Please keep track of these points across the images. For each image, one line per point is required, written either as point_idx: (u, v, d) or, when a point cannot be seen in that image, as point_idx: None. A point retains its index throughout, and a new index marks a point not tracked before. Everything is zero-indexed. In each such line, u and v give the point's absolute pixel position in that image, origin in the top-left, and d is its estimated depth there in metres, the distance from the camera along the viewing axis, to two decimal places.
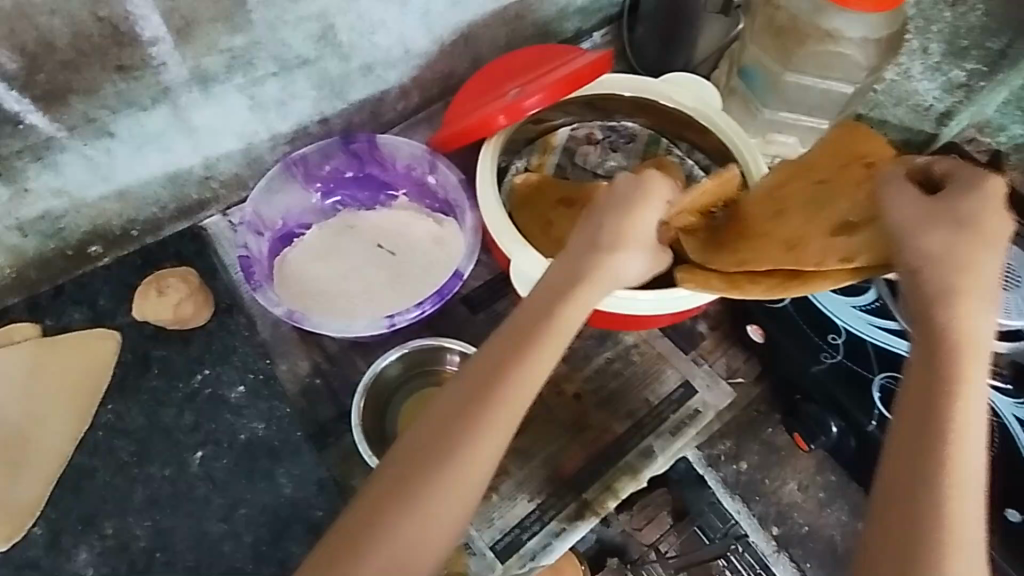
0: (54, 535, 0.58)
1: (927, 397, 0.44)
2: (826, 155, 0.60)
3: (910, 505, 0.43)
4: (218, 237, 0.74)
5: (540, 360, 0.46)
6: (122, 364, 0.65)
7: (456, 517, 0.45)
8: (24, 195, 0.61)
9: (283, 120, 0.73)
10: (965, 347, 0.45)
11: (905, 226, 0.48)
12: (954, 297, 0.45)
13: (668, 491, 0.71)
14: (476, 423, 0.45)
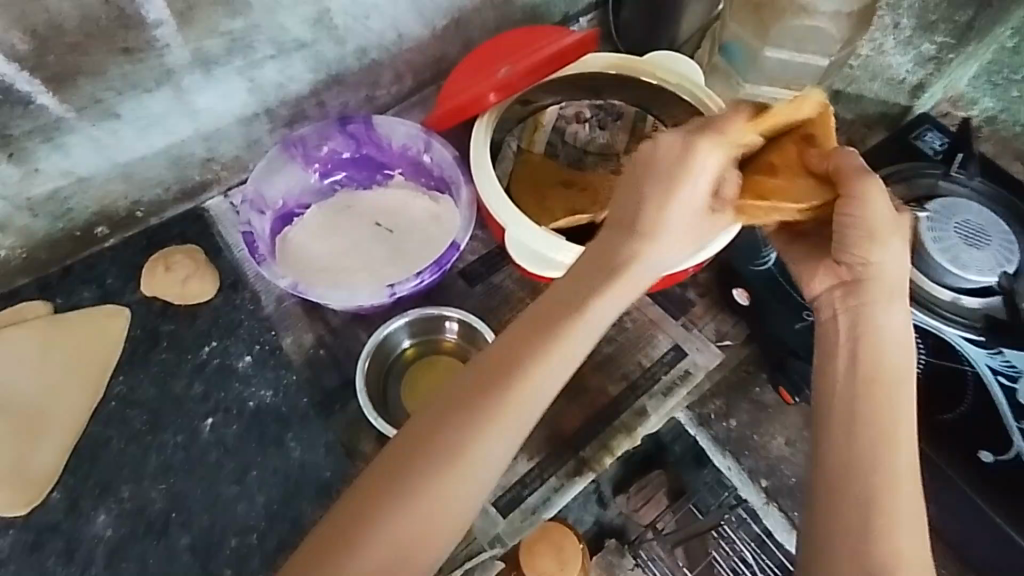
0: (72, 501, 0.60)
1: (851, 388, 0.50)
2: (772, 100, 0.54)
3: (853, 487, 0.48)
4: (219, 217, 0.76)
5: (557, 355, 0.48)
6: (133, 339, 0.68)
7: (461, 498, 0.47)
8: (34, 176, 0.63)
9: (282, 103, 0.75)
10: (887, 343, 0.51)
11: (854, 224, 0.51)
12: (881, 300, 0.52)
13: (664, 470, 0.77)
14: (482, 428, 0.47)
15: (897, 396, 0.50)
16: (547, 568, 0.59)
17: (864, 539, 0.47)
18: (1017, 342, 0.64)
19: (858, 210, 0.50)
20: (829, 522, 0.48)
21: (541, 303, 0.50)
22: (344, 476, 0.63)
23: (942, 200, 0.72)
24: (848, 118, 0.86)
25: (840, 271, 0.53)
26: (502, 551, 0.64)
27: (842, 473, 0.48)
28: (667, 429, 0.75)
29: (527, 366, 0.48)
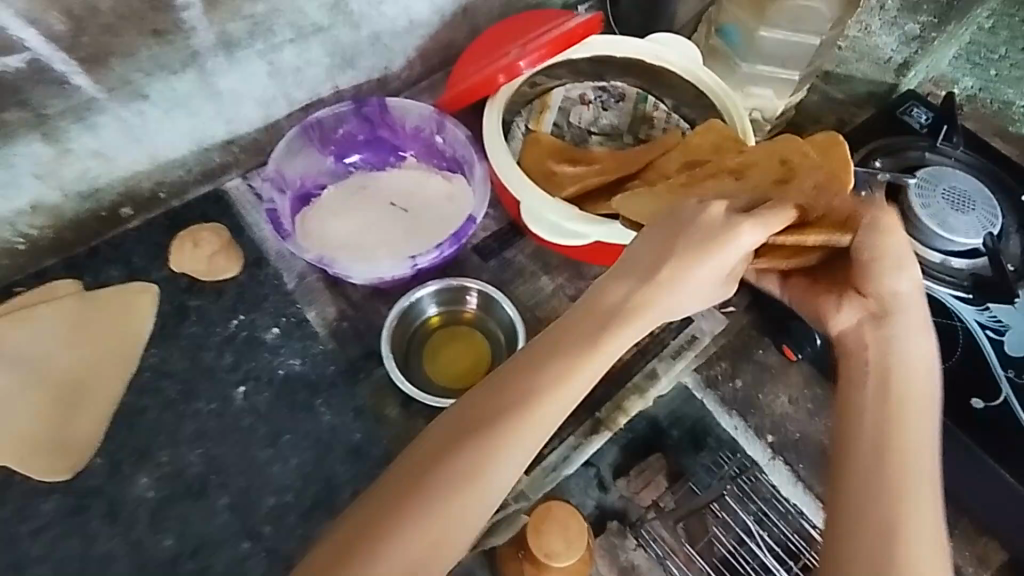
0: (113, 466, 0.62)
1: (879, 412, 0.55)
2: (809, 162, 0.64)
3: (875, 502, 0.52)
4: (239, 199, 0.78)
5: (562, 387, 0.52)
6: (162, 314, 0.70)
7: (466, 518, 0.50)
8: (66, 155, 0.65)
9: (300, 87, 0.78)
10: (909, 373, 0.57)
11: (875, 254, 0.57)
12: (903, 333, 0.58)
13: (664, 455, 0.74)
14: (487, 454, 0.50)
15: (918, 420, 0.55)
16: (555, 548, 0.59)
17: (876, 534, 0.51)
18: (997, 296, 0.70)
19: (874, 239, 0.57)
20: (849, 533, 0.52)
21: (548, 336, 0.55)
22: (374, 438, 0.65)
23: (927, 169, 0.77)
24: (839, 97, 0.89)
25: (868, 303, 0.59)
26: (527, 505, 0.67)
27: (868, 486, 0.53)
28: (663, 414, 0.76)
29: (536, 397, 0.52)
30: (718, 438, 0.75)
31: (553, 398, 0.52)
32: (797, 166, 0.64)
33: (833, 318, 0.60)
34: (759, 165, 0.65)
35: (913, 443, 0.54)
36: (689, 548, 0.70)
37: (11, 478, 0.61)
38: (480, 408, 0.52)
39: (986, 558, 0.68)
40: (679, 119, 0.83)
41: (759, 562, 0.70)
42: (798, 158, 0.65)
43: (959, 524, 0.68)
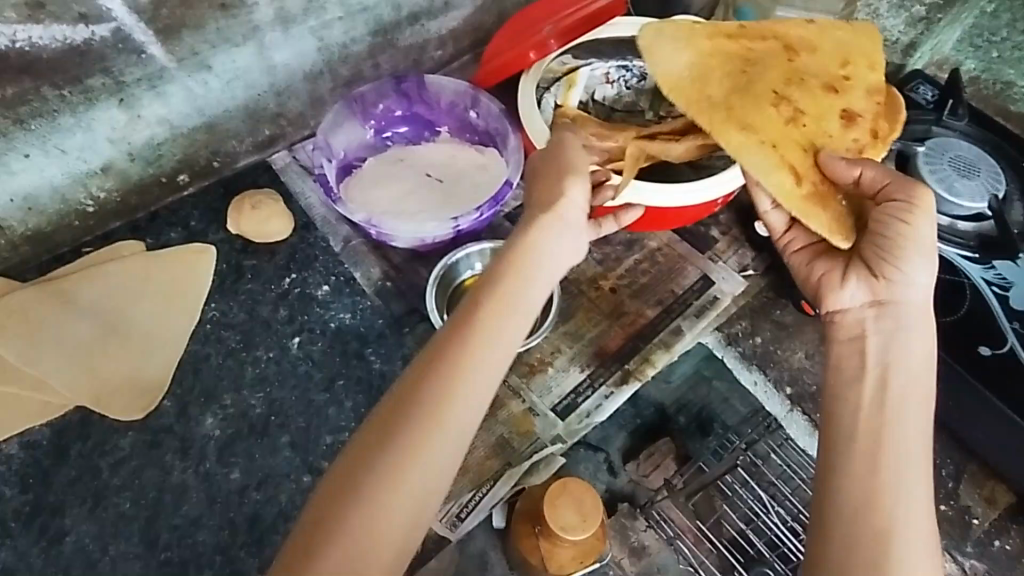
0: (182, 407, 0.67)
1: (875, 410, 0.56)
2: (864, 96, 0.66)
3: (866, 500, 0.53)
4: (284, 169, 0.82)
5: (490, 331, 0.54)
6: (220, 272, 0.75)
7: (419, 482, 0.50)
8: (137, 121, 0.70)
9: (344, 64, 0.82)
10: (907, 380, 0.57)
11: (898, 234, 0.58)
12: (900, 333, 0.58)
13: (672, 438, 0.80)
14: (431, 414, 0.51)
15: (914, 423, 0.56)
16: (568, 520, 0.62)
17: (869, 532, 0.53)
18: (1002, 254, 0.75)
19: (907, 215, 0.58)
20: (840, 528, 0.53)
21: (447, 329, 0.54)
22: None
23: (934, 139, 0.81)
24: None
25: (877, 284, 0.59)
26: (563, 448, 0.71)
27: (860, 486, 0.54)
28: (671, 400, 0.82)
29: (451, 392, 0.51)
30: (724, 423, 0.80)
31: (466, 383, 0.52)
32: (855, 82, 0.66)
33: (842, 292, 0.61)
34: (823, 56, 0.67)
35: (907, 442, 0.55)
36: (699, 524, 0.76)
37: (90, 418, 0.66)
38: (388, 417, 0.51)
39: (993, 499, 0.72)
40: None
41: (765, 540, 0.75)
42: (858, 70, 0.67)
43: (969, 468, 0.73)
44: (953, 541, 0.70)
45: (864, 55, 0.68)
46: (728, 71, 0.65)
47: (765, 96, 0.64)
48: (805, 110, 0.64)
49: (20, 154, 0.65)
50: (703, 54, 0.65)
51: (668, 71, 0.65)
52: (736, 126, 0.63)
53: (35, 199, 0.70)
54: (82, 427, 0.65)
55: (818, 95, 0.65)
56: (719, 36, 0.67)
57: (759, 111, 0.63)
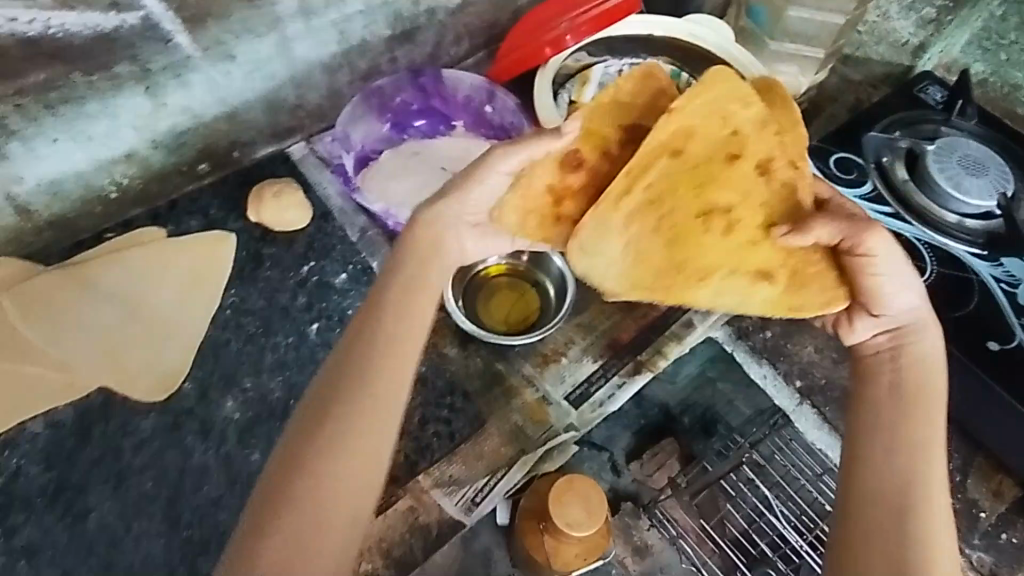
0: (203, 389, 0.68)
1: (897, 404, 0.60)
2: (759, 131, 0.61)
3: (887, 484, 0.57)
4: (302, 161, 0.84)
5: (409, 329, 0.59)
6: (240, 259, 0.76)
7: (354, 463, 0.54)
8: (161, 109, 0.72)
9: (363, 57, 0.84)
10: (926, 377, 0.61)
11: (872, 285, 0.61)
12: (919, 336, 0.63)
13: (676, 439, 0.80)
14: (354, 405, 0.55)
15: (934, 416, 0.59)
16: (575, 517, 0.63)
17: (890, 515, 0.55)
18: (1009, 251, 0.77)
19: (879, 267, 0.60)
20: (863, 510, 0.56)
21: (356, 333, 0.58)
22: (436, 370, 0.73)
23: (944, 138, 0.82)
24: (856, 78, 0.93)
25: (883, 321, 0.63)
26: (576, 436, 0.72)
27: (881, 472, 0.57)
28: (675, 401, 0.82)
29: (365, 386, 0.56)
30: (728, 425, 0.81)
31: (387, 376, 0.57)
32: (749, 134, 0.61)
33: (853, 337, 0.65)
34: (703, 122, 0.60)
35: (928, 432, 0.59)
36: (704, 522, 0.76)
37: (112, 400, 0.66)
38: (310, 420, 0.55)
39: (1000, 492, 0.73)
40: None
41: (767, 540, 0.76)
42: (739, 112, 0.61)
43: (976, 461, 0.74)
44: (960, 533, 0.71)
45: (735, 98, 0.61)
46: (654, 227, 0.62)
47: (696, 227, 0.62)
48: (732, 206, 0.61)
49: (48, 138, 0.66)
50: (626, 231, 0.62)
51: (605, 280, 0.64)
52: (699, 280, 0.62)
53: (59, 184, 0.70)
54: (105, 408, 0.66)
55: (733, 182, 0.61)
56: (618, 195, 0.60)
57: (704, 247, 0.62)
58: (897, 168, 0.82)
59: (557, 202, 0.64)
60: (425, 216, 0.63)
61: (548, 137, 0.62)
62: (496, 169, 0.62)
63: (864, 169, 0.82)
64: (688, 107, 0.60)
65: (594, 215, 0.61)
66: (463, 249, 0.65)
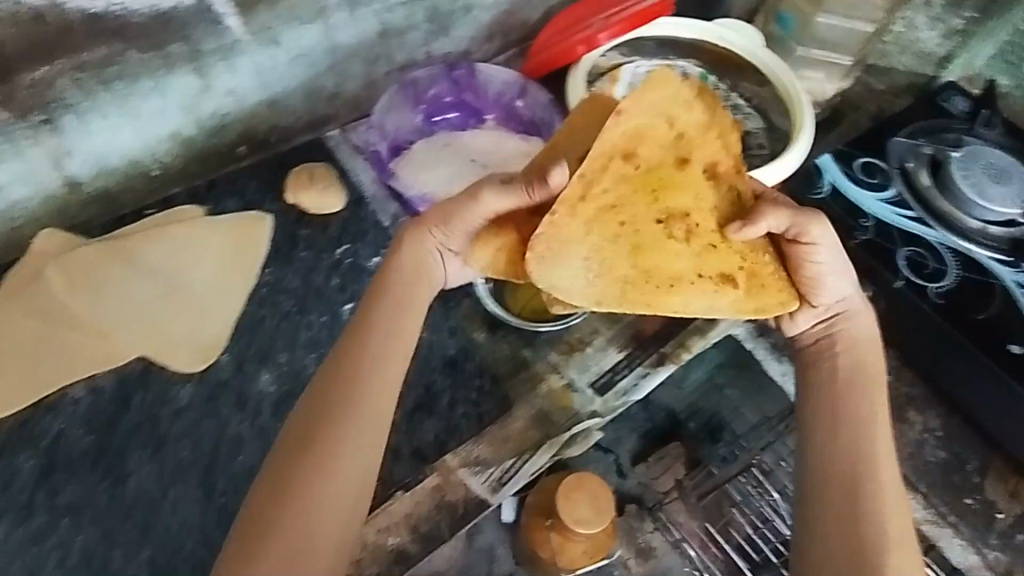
0: (239, 362, 0.70)
1: (839, 382, 0.65)
2: (700, 135, 0.64)
3: (839, 460, 0.61)
4: (337, 148, 0.86)
5: (396, 342, 0.62)
6: (276, 239, 0.78)
7: (347, 476, 0.57)
8: (207, 91, 0.74)
9: (401, 49, 0.85)
10: (866, 356, 0.65)
11: (814, 271, 0.64)
12: (864, 313, 0.66)
13: (682, 443, 0.83)
14: (342, 420, 0.58)
15: (873, 390, 0.63)
16: (583, 514, 0.67)
17: (844, 491, 0.59)
18: None
19: (817, 253, 0.62)
20: (822, 487, 0.60)
21: (342, 348, 0.61)
22: (465, 354, 0.74)
23: (967, 147, 0.84)
24: (879, 88, 0.94)
25: (820, 310, 0.66)
26: (600, 422, 0.73)
27: (832, 449, 0.61)
28: (682, 406, 0.85)
29: (358, 403, 0.59)
30: (734, 431, 0.83)
31: (372, 382, 0.60)
32: (693, 139, 0.64)
33: (794, 329, 0.67)
34: (651, 125, 0.63)
35: (870, 408, 0.63)
36: (709, 525, 0.78)
37: (151, 369, 0.68)
38: (302, 438, 0.57)
39: (1019, 494, 0.74)
40: (738, 96, 0.89)
41: (773, 544, 0.77)
42: (683, 116, 0.64)
43: (993, 463, 0.76)
44: (977, 532, 0.72)
45: (676, 105, 0.64)
46: (612, 235, 0.62)
47: (655, 231, 0.63)
48: (688, 211, 0.63)
49: (100, 114, 0.68)
50: (587, 239, 0.62)
51: (578, 294, 0.61)
52: (667, 285, 0.62)
53: (107, 159, 0.72)
54: (144, 377, 0.68)
55: (688, 186, 0.63)
56: (572, 202, 0.61)
57: (666, 251, 0.63)
58: (922, 173, 0.83)
59: (521, 227, 0.65)
60: (406, 244, 0.65)
61: (537, 192, 0.60)
62: (485, 208, 0.62)
63: (888, 173, 0.83)
64: (633, 109, 0.62)
65: (552, 222, 0.61)
66: (445, 275, 0.68)
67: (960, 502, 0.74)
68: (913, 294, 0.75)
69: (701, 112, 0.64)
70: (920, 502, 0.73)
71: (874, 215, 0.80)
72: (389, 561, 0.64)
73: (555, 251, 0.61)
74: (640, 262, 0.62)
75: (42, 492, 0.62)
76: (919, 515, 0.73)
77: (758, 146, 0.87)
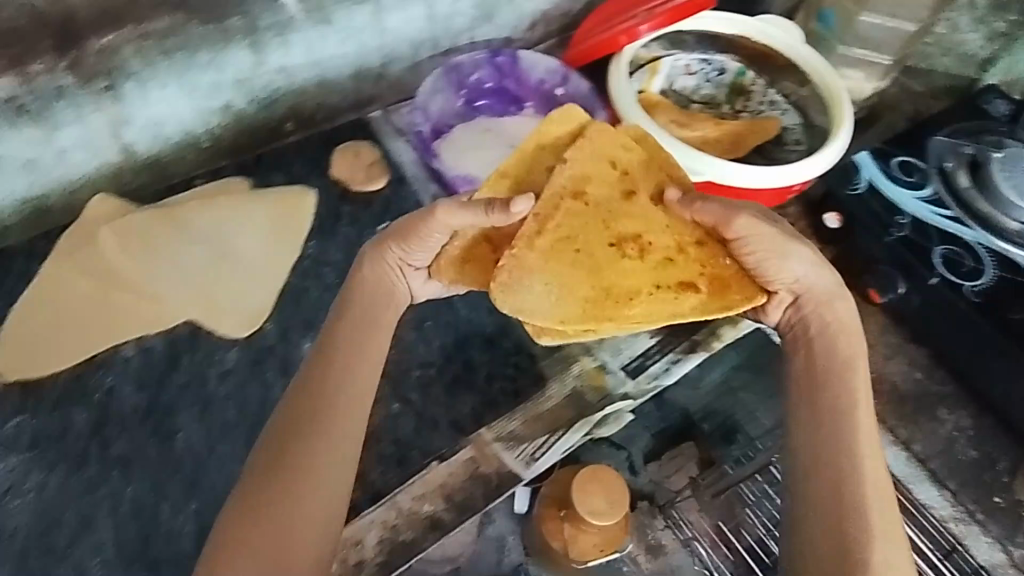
0: (283, 330, 0.72)
1: (820, 365, 0.62)
2: (642, 167, 0.69)
3: (818, 444, 0.58)
4: (380, 128, 0.87)
5: (373, 348, 0.61)
6: (319, 214, 0.80)
7: (326, 478, 0.55)
8: (261, 66, 0.75)
9: (446, 34, 0.87)
10: (844, 339, 0.62)
11: (755, 259, 0.64)
12: (833, 299, 0.63)
13: (696, 442, 0.77)
14: (317, 421, 0.56)
15: (853, 372, 0.60)
16: (598, 506, 0.62)
17: (824, 476, 0.57)
18: None
19: (755, 244, 0.63)
20: (801, 475, 0.58)
21: (319, 352, 0.60)
22: (502, 332, 0.76)
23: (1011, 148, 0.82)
24: (917, 89, 0.96)
25: (780, 296, 0.65)
26: (632, 404, 0.74)
27: (812, 433, 0.59)
28: (696, 408, 0.78)
29: (325, 413, 0.57)
30: (749, 434, 0.77)
31: (352, 380, 0.59)
32: (637, 172, 0.68)
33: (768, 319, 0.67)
34: (595, 166, 0.67)
35: (851, 390, 0.60)
36: (722, 524, 0.73)
37: (199, 332, 0.70)
38: (269, 459, 0.55)
39: None
40: (774, 92, 0.92)
41: None
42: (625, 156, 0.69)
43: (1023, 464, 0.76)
44: (1004, 531, 0.73)
45: (615, 144, 0.69)
46: (569, 262, 0.65)
47: (612, 253, 0.66)
48: (639, 232, 0.66)
49: (159, 84, 0.70)
50: (546, 267, 0.65)
51: (541, 315, 0.64)
52: (626, 301, 0.65)
53: (162, 128, 0.75)
54: (192, 339, 0.70)
55: (639, 211, 0.67)
56: (528, 238, 0.65)
57: (623, 270, 0.66)
58: (960, 173, 0.82)
59: (495, 245, 0.67)
60: (368, 258, 0.65)
61: (496, 214, 0.61)
62: (441, 224, 0.62)
63: (925, 172, 0.83)
64: (576, 156, 0.67)
65: (514, 255, 0.64)
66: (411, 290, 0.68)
67: (988, 500, 0.74)
68: (947, 290, 0.76)
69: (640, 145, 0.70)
70: (949, 499, 0.74)
71: (911, 214, 0.80)
72: (424, 528, 0.65)
73: (520, 275, 0.64)
74: (602, 279, 0.66)
75: (95, 444, 0.64)
76: (946, 513, 0.74)
77: (794, 142, 0.89)
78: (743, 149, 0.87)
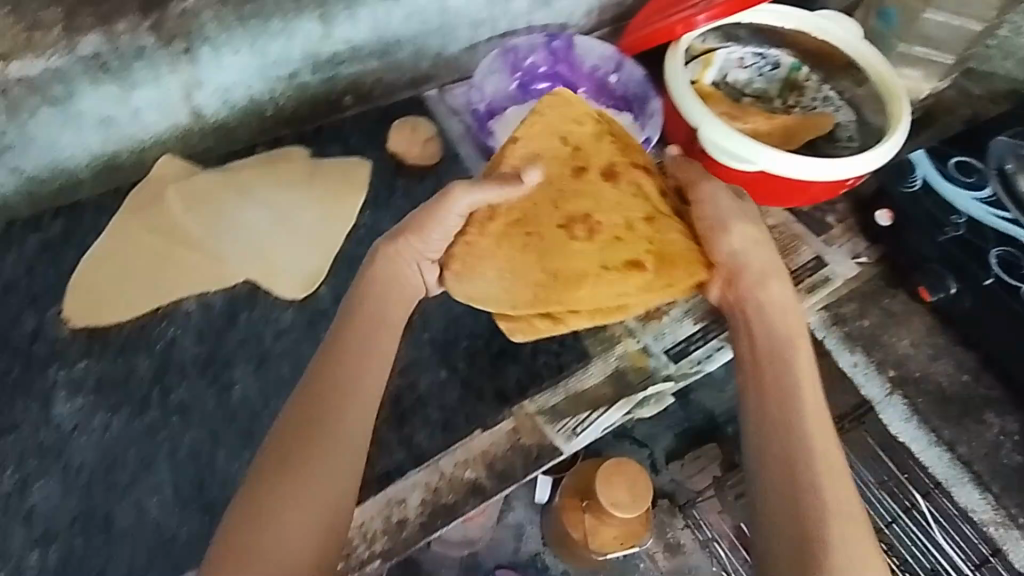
0: (338, 295, 0.74)
1: (765, 352, 0.61)
2: (591, 144, 0.72)
3: (770, 434, 0.56)
4: (434, 106, 0.89)
5: (379, 346, 0.60)
6: (374, 186, 0.82)
7: (331, 477, 0.54)
8: (328, 38, 0.77)
9: (505, 16, 0.88)
10: (781, 324, 0.62)
11: (704, 228, 0.67)
12: (764, 279, 0.64)
13: (720, 445, 0.79)
14: (317, 417, 0.55)
15: (795, 358, 0.60)
16: (620, 498, 0.64)
17: (778, 467, 0.55)
18: None
19: (705, 210, 0.67)
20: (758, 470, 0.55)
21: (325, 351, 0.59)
22: None
23: None
24: (976, 92, 0.95)
25: (721, 271, 0.66)
26: (673, 387, 0.75)
27: (764, 425, 0.57)
28: (721, 411, 0.79)
29: (331, 417, 0.56)
30: None
31: (352, 377, 0.58)
32: (589, 149, 0.72)
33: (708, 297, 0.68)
34: (546, 144, 0.71)
35: (795, 375, 0.59)
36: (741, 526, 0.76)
37: (257, 292, 0.73)
38: (269, 463, 0.54)
39: None
40: (829, 87, 0.91)
41: None
42: (575, 131, 0.72)
43: None
44: None
45: (563, 123, 0.72)
46: (520, 248, 0.68)
47: (562, 234, 0.68)
48: (588, 213, 0.69)
49: (231, 49, 0.73)
50: (498, 254, 0.67)
51: (495, 300, 0.67)
52: (575, 283, 0.67)
53: (230, 96, 0.77)
54: (251, 298, 0.73)
55: (588, 193, 0.70)
56: (481, 222, 0.68)
57: (573, 251, 0.68)
58: None
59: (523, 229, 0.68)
60: (379, 251, 0.64)
61: (511, 187, 0.65)
62: (461, 206, 0.64)
63: (984, 173, 0.82)
64: (527, 137, 0.71)
65: (466, 241, 0.67)
66: (425, 284, 0.66)
67: None
68: (1003, 292, 0.75)
69: (588, 121, 0.73)
70: (991, 502, 0.74)
71: (968, 214, 0.79)
72: (465, 492, 0.67)
73: (474, 259, 0.67)
74: (551, 261, 0.67)
75: (157, 390, 0.67)
76: (986, 516, 0.73)
77: (847, 138, 0.87)
78: (795, 142, 0.87)
